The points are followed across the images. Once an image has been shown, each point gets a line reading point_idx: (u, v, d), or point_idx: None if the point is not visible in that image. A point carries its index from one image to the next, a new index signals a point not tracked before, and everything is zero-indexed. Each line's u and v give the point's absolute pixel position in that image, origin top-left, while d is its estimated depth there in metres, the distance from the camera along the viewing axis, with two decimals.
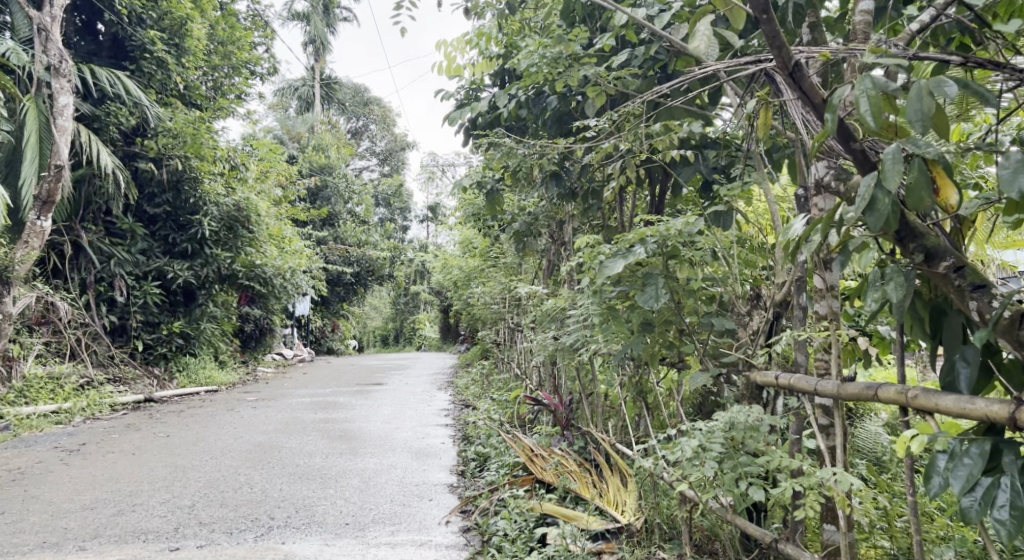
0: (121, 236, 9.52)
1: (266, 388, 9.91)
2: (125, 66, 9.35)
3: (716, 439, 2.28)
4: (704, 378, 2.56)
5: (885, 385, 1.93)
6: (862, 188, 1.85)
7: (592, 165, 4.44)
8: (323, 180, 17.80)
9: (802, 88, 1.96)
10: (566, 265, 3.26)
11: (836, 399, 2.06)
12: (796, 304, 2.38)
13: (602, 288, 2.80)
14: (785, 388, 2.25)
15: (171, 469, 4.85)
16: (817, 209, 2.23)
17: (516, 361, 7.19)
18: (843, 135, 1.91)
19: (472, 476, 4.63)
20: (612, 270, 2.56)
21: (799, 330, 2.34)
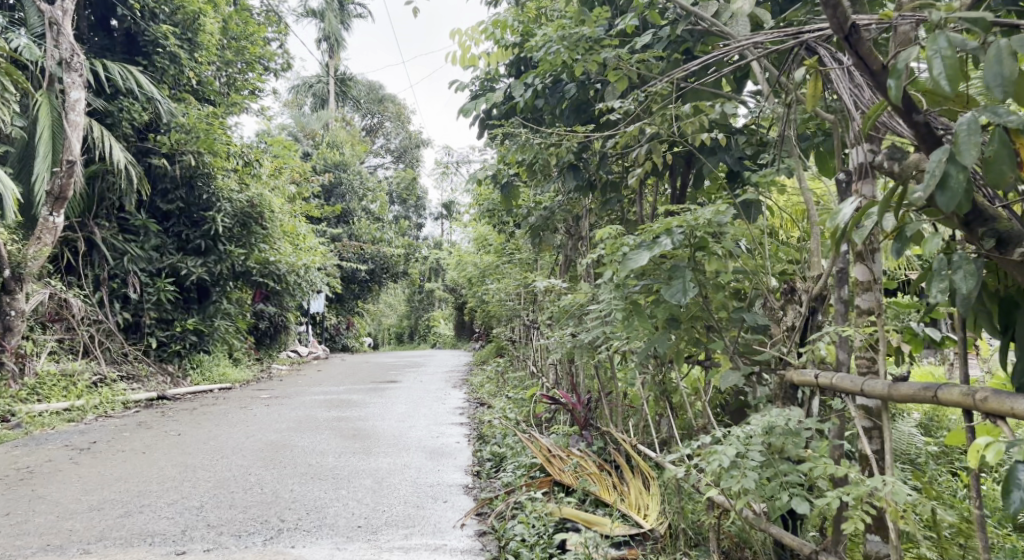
0: (135, 232, 9.46)
1: (280, 386, 9.84)
2: (138, 62, 9.30)
3: (755, 447, 2.13)
4: (737, 378, 2.42)
5: (946, 386, 1.77)
6: (931, 164, 1.73)
7: (611, 156, 4.30)
8: (338, 177, 17.77)
9: (858, 53, 1.81)
10: (587, 258, 3.12)
11: (886, 400, 1.89)
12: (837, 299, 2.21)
13: (625, 282, 2.64)
14: (825, 388, 2.09)
15: (180, 468, 4.75)
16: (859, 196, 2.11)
17: (532, 359, 7.06)
18: (905, 107, 1.79)
19: (488, 477, 4.50)
20: (636, 263, 2.42)
21: (840, 325, 2.18)
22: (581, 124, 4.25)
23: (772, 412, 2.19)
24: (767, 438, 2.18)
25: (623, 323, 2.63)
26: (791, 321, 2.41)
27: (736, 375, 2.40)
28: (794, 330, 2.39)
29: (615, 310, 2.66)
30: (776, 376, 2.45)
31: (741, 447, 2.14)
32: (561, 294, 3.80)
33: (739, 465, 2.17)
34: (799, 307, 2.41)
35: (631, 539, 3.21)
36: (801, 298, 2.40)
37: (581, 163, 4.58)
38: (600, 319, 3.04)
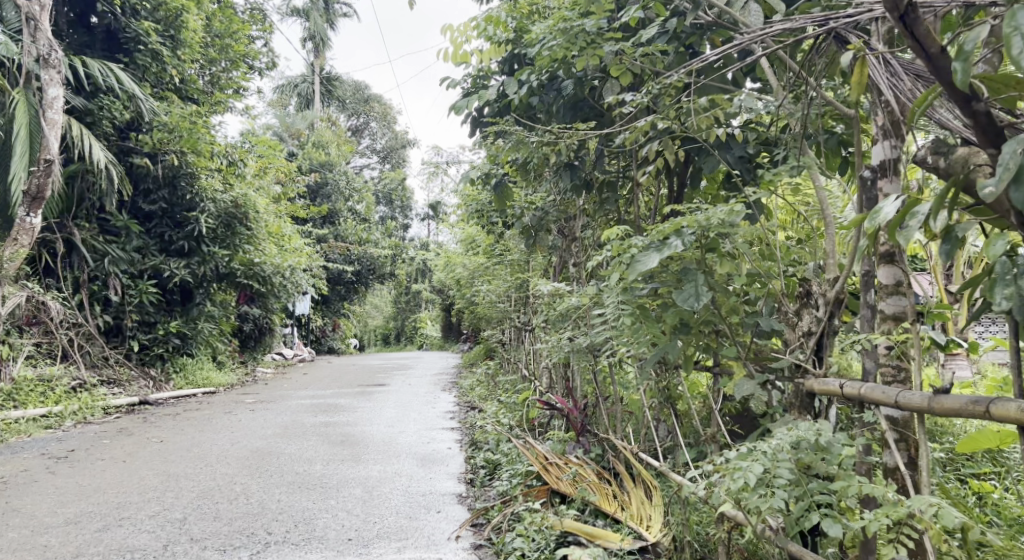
0: (116, 233, 9.25)
1: (265, 390, 9.67)
2: (119, 59, 9.09)
3: (784, 463, 2.05)
4: (752, 387, 2.30)
5: (998, 400, 1.65)
6: (1002, 155, 1.62)
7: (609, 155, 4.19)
8: (324, 177, 17.57)
9: (915, 35, 1.68)
10: (589, 261, 3.00)
11: (928, 414, 1.79)
12: (865, 302, 2.09)
13: (631, 285, 2.52)
14: (856, 399, 1.97)
15: (162, 477, 4.58)
16: (882, 195, 2.11)
17: (524, 362, 6.94)
18: (962, 96, 1.68)
19: (481, 486, 4.37)
20: (645, 267, 2.30)
21: (866, 334, 2.07)
22: (580, 121, 4.14)
23: (800, 427, 2.12)
24: (794, 453, 2.09)
25: (630, 328, 2.50)
26: (807, 326, 2.30)
27: (753, 384, 2.29)
28: (811, 335, 2.29)
29: (622, 315, 2.53)
30: (790, 384, 2.34)
31: (769, 464, 2.05)
32: (561, 297, 3.68)
33: (766, 482, 2.08)
34: (815, 311, 2.30)
35: (637, 553, 3.10)
36: (818, 301, 2.30)
37: (577, 162, 4.47)
38: (602, 327, 2.92)
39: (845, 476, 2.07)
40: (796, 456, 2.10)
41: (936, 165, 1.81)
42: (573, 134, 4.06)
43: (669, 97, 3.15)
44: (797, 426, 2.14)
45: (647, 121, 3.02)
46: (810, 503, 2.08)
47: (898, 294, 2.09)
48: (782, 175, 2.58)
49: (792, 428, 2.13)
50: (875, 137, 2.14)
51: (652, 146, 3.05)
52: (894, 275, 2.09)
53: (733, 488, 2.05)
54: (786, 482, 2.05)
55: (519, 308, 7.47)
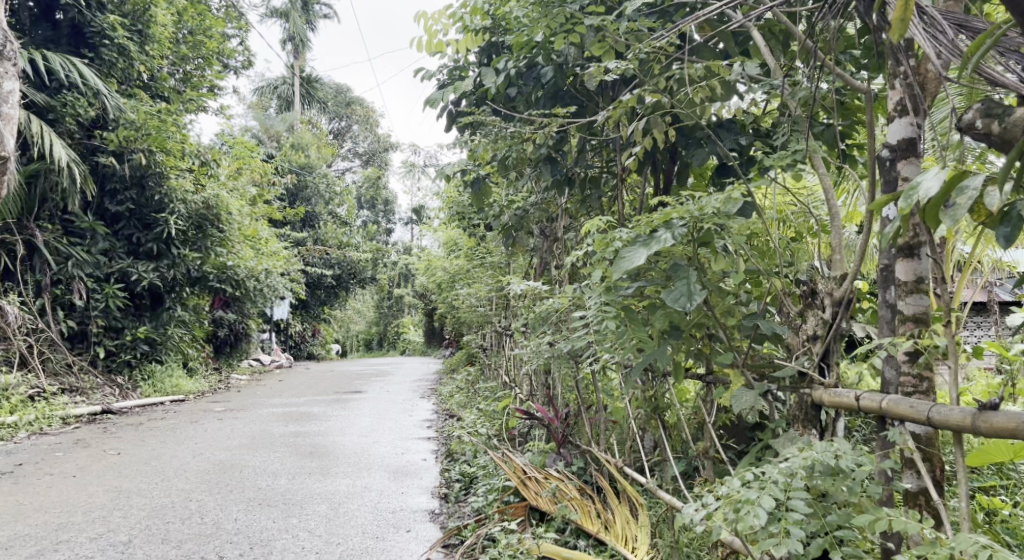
0: (81, 236, 8.87)
1: (238, 397, 9.35)
2: (83, 54, 8.74)
3: (798, 493, 1.81)
4: (751, 397, 2.03)
5: None
6: None
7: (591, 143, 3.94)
8: (303, 180, 17.22)
9: None
10: (570, 257, 2.74)
11: (974, 430, 1.59)
12: (883, 301, 2.06)
13: (616, 283, 2.24)
14: (889, 413, 1.77)
15: (112, 494, 4.28)
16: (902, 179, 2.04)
17: (504, 368, 6.67)
18: None
19: (456, 501, 4.09)
20: (630, 264, 2.03)
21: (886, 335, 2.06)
22: (560, 109, 3.91)
23: (812, 449, 1.89)
24: (808, 480, 1.86)
25: (616, 334, 2.22)
26: (811, 329, 2.04)
27: (753, 393, 2.00)
28: (816, 340, 2.03)
29: (605, 317, 2.26)
30: (793, 394, 2.08)
31: (781, 495, 1.82)
32: (541, 296, 3.42)
33: (777, 514, 1.84)
34: (821, 313, 2.04)
35: None
36: (824, 301, 2.05)
37: (558, 155, 4.21)
38: (584, 331, 2.64)
39: (869, 505, 1.83)
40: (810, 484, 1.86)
41: (986, 130, 1.66)
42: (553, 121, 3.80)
43: (656, 65, 2.99)
44: (810, 447, 1.91)
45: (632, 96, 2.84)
46: (828, 539, 1.85)
47: (919, 292, 1.97)
48: (783, 159, 2.30)
49: (806, 451, 1.89)
50: (891, 114, 2.06)
51: (638, 123, 2.85)
52: (914, 270, 2.00)
53: (743, 524, 1.81)
54: (801, 515, 1.81)
55: (500, 312, 7.20)
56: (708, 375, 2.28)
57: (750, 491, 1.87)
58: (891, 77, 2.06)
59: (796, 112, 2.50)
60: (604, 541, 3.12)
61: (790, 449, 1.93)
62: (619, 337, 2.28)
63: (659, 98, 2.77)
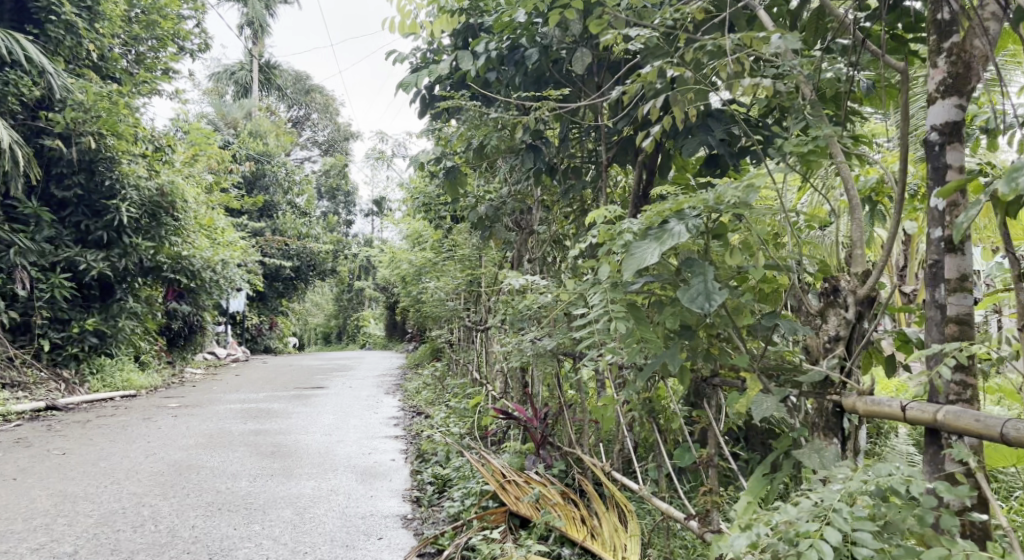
0: (24, 222, 8.42)
1: (192, 392, 8.98)
2: (27, 30, 8.26)
3: (864, 525, 1.63)
4: (778, 405, 1.84)
5: None
6: None
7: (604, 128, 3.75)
8: (261, 169, 16.74)
9: None
10: (572, 250, 2.54)
11: None
12: (926, 302, 1.85)
13: (623, 279, 2.06)
14: (950, 427, 1.62)
15: (56, 499, 3.98)
16: (952, 168, 1.85)
17: (474, 364, 6.49)
18: None
19: (429, 506, 3.89)
20: (643, 260, 1.85)
21: (933, 338, 1.85)
22: (550, 91, 3.71)
23: (871, 472, 1.72)
24: (869, 507, 1.68)
25: (622, 333, 2.04)
26: (833, 330, 1.90)
27: (779, 403, 1.83)
28: (838, 341, 1.90)
29: (611, 314, 2.08)
30: (811, 400, 1.94)
31: (846, 528, 1.63)
32: (534, 288, 3.23)
33: (840, 547, 1.66)
34: (843, 313, 1.90)
35: None
36: (847, 300, 1.90)
37: (542, 143, 4.01)
38: (582, 327, 2.45)
39: (936, 535, 1.67)
40: (870, 511, 1.68)
41: None
42: (543, 104, 3.62)
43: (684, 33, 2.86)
44: (869, 470, 1.74)
45: (654, 67, 2.61)
46: None
47: (965, 290, 1.80)
48: (800, 144, 2.13)
49: (864, 474, 1.72)
50: (932, 96, 1.89)
51: (660, 99, 2.59)
52: (960, 266, 1.81)
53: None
54: (868, 549, 1.63)
55: (470, 306, 7.01)
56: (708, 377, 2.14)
57: (808, 522, 1.67)
58: (931, 57, 1.90)
59: (810, 97, 2.35)
60: (591, 550, 2.97)
61: (843, 472, 1.76)
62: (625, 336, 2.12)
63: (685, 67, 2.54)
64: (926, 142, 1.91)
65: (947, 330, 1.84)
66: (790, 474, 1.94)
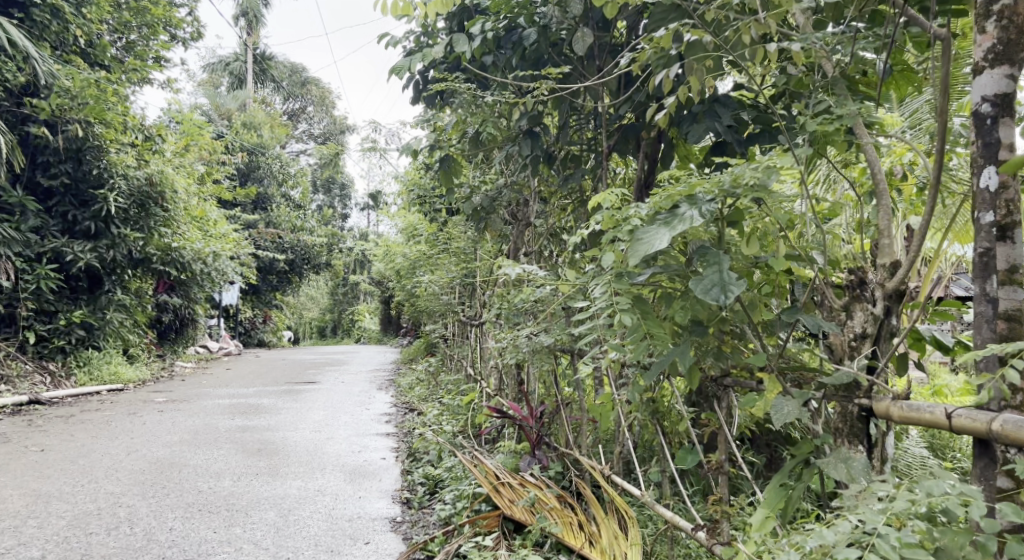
0: (9, 211, 8.22)
1: (181, 386, 8.80)
2: (12, 14, 8.03)
3: (915, 551, 1.48)
4: (801, 410, 1.67)
5: None
6: None
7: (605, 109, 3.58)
8: (255, 160, 16.51)
9: None
10: (573, 237, 2.37)
11: None
12: (973, 296, 1.70)
13: (627, 268, 1.88)
14: (1013, 437, 1.46)
15: (29, 499, 3.80)
16: (1004, 145, 1.69)
17: (469, 359, 6.33)
18: None
19: (420, 508, 3.73)
20: (652, 245, 1.67)
21: (979, 335, 1.70)
22: (550, 70, 3.52)
23: (919, 491, 1.57)
24: (919, 530, 1.53)
25: (626, 327, 1.87)
26: (859, 326, 1.74)
27: (802, 408, 1.66)
28: (865, 340, 1.74)
29: (614, 307, 1.90)
30: (834, 403, 1.79)
31: (894, 554, 1.48)
32: (533, 280, 3.06)
33: None
34: (870, 309, 1.74)
35: None
36: (874, 294, 1.74)
37: (539, 129, 3.86)
38: (582, 321, 2.28)
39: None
40: (920, 535, 1.53)
41: None
42: (542, 84, 3.45)
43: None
44: (914, 488, 1.59)
45: (668, 31, 2.39)
46: None
47: (1016, 284, 1.66)
48: (823, 123, 1.96)
49: (911, 493, 1.58)
50: (979, 65, 1.73)
51: (674, 68, 2.39)
52: (1012, 256, 1.67)
53: None
54: None
55: (465, 300, 6.86)
56: (718, 377, 1.98)
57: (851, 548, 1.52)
58: (977, 21, 1.75)
59: (831, 75, 2.18)
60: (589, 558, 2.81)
61: (886, 490, 1.62)
62: (630, 331, 1.95)
63: (701, 33, 2.35)
64: (974, 117, 1.75)
65: (997, 327, 1.69)
66: (813, 486, 1.79)
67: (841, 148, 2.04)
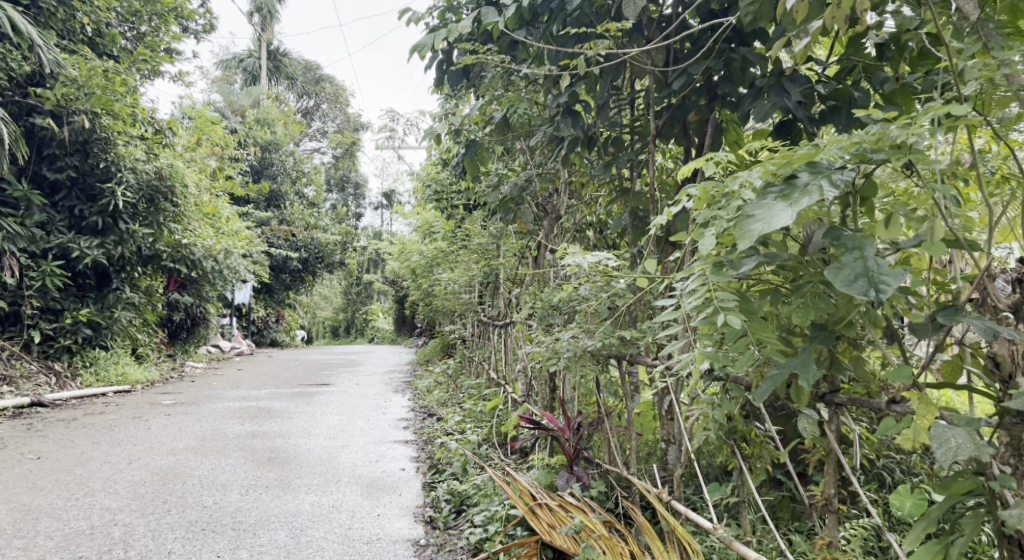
0: (14, 206, 7.92)
1: (190, 388, 8.47)
2: (17, 1, 7.74)
3: None
4: (976, 445, 1.46)
5: None
6: None
7: (666, 73, 3.18)
8: (268, 157, 16.24)
9: None
10: (657, 226, 2.18)
11: None
12: None
13: (738, 260, 1.71)
14: None
15: (17, 515, 3.47)
16: None
17: (492, 360, 5.98)
18: None
19: (446, 530, 3.37)
20: (779, 224, 1.52)
21: None
22: (607, 26, 3.06)
23: None
24: None
25: (734, 331, 1.74)
26: None
27: (976, 440, 1.47)
28: None
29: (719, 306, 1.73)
30: (1005, 429, 1.53)
31: None
32: (603, 271, 2.75)
33: None
34: None
35: None
36: None
37: (581, 110, 3.46)
38: (664, 323, 2.10)
39: None
40: None
41: None
42: (594, 46, 3.07)
43: None
44: None
45: None
46: None
47: None
48: (984, 71, 1.60)
49: None
50: None
51: None
52: None
53: None
54: None
55: (485, 300, 6.51)
56: (829, 393, 1.79)
57: None
58: None
59: (974, 16, 1.80)
60: None
61: None
62: (731, 336, 1.79)
63: None
64: None
65: None
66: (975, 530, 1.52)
67: (989, 108, 1.70)
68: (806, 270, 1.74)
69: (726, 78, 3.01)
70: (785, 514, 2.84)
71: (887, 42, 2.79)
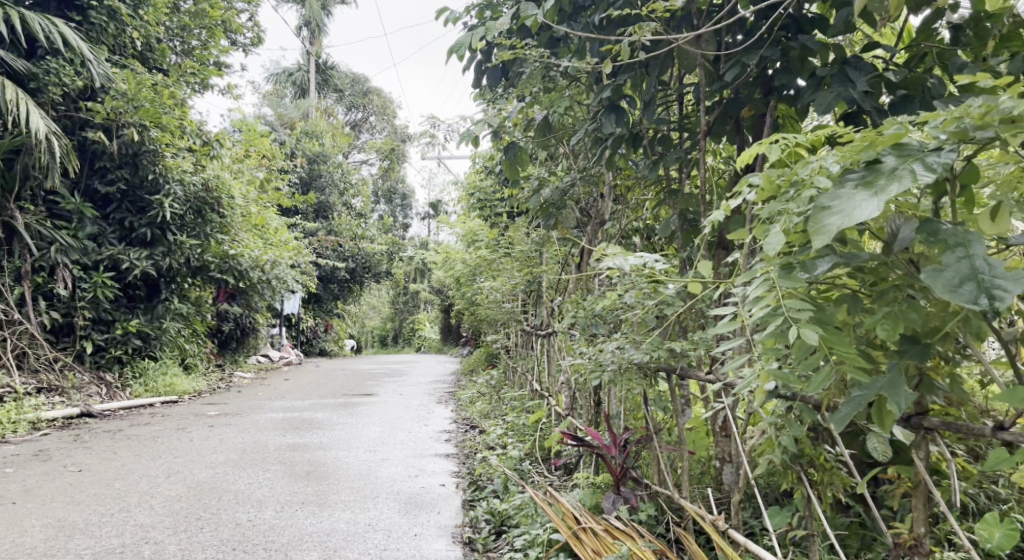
0: (67, 218, 8.01)
1: (236, 399, 8.45)
2: (71, 17, 7.85)
3: None
4: None
5: None
6: None
7: (716, 61, 2.96)
8: (317, 169, 16.39)
9: None
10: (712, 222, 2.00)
11: None
12: None
13: (815, 263, 1.56)
14: None
15: (52, 532, 3.40)
16: None
17: (536, 372, 5.80)
18: None
19: (486, 553, 3.18)
20: (865, 218, 1.40)
21: None
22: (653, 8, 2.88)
23: None
24: None
25: (810, 344, 1.57)
26: None
27: None
28: None
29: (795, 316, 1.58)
30: None
31: None
32: (654, 274, 2.52)
33: None
34: None
35: None
36: None
37: (625, 105, 3.27)
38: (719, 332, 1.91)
39: None
40: None
41: None
42: (639, 29, 2.87)
43: None
44: None
45: None
46: None
47: None
48: None
49: None
50: None
51: None
52: None
53: None
54: None
55: (530, 309, 6.33)
56: (916, 415, 1.64)
57: None
58: None
59: None
60: None
61: None
62: (804, 351, 1.63)
63: None
64: None
65: None
66: None
67: None
68: (890, 274, 1.60)
69: (784, 68, 2.78)
70: (854, 543, 2.55)
71: (963, 24, 2.53)
